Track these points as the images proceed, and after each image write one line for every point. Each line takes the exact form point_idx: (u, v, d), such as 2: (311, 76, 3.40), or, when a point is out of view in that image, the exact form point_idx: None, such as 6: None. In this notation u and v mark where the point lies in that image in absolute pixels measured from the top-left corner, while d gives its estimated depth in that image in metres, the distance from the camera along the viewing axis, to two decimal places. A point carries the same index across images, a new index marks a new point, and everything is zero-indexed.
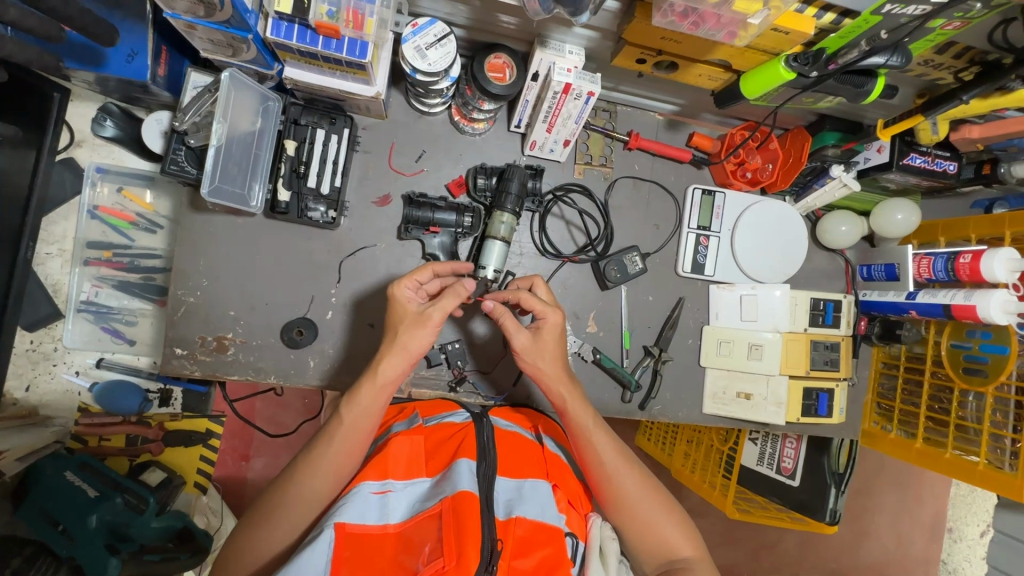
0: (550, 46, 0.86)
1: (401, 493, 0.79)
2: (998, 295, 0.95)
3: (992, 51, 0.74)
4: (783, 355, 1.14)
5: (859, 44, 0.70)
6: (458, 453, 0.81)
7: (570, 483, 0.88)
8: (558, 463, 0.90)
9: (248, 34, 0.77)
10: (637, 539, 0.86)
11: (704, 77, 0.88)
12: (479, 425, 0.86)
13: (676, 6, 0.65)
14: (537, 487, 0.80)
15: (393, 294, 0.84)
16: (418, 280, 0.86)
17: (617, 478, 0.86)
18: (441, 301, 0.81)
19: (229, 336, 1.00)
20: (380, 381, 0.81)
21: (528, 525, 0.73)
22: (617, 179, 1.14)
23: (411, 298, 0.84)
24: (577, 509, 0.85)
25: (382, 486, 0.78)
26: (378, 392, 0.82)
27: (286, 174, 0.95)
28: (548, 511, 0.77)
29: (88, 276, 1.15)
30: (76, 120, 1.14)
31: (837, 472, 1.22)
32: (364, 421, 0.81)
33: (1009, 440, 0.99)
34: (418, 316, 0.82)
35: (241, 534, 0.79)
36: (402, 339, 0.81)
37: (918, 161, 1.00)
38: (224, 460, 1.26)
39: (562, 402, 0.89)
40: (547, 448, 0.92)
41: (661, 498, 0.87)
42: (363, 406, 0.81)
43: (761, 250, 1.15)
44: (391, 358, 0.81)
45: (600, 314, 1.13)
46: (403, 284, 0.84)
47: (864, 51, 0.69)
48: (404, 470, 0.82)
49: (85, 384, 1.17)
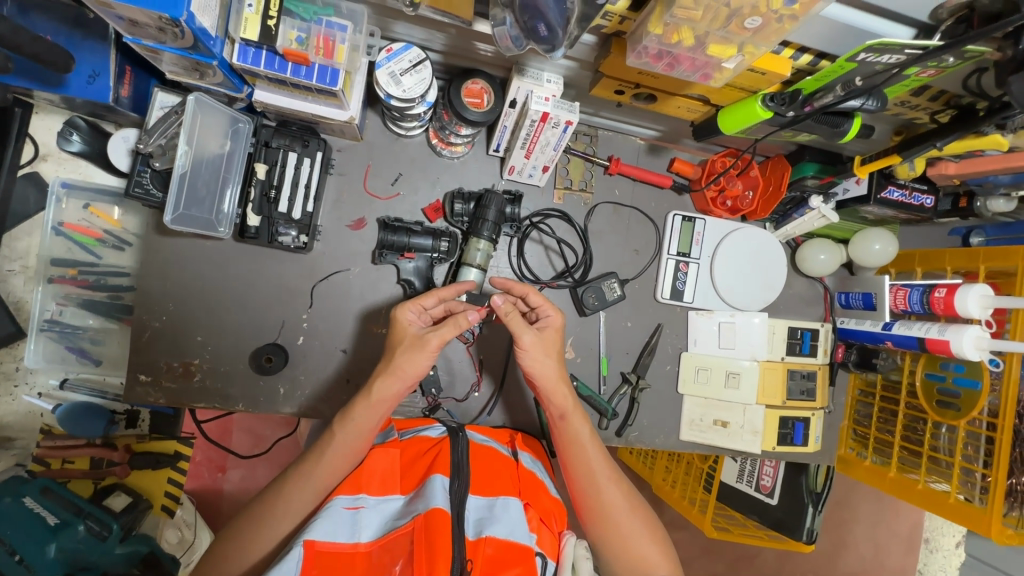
0: (527, 74, 0.85)
1: (375, 509, 0.77)
2: (972, 331, 0.95)
3: (966, 95, 0.74)
4: (761, 385, 1.14)
5: (834, 89, 0.68)
6: (432, 469, 0.80)
7: (543, 500, 0.85)
8: (532, 482, 0.87)
9: (213, 60, 0.74)
10: (616, 552, 0.85)
11: (682, 108, 0.87)
12: (455, 438, 0.84)
13: (650, 48, 0.63)
14: (508, 505, 0.79)
15: (396, 316, 0.84)
16: (422, 304, 0.86)
17: (604, 488, 0.86)
18: (441, 329, 0.81)
19: (196, 362, 0.97)
20: (374, 399, 0.82)
21: (498, 544, 0.72)
22: (597, 204, 1.13)
23: (413, 321, 0.85)
24: (551, 527, 0.83)
25: (355, 502, 0.77)
26: (374, 409, 0.82)
27: (255, 199, 0.92)
28: (519, 529, 0.75)
29: (53, 294, 1.10)
30: (40, 133, 1.09)
31: (814, 491, 1.23)
32: (359, 439, 0.82)
33: (980, 474, 0.99)
34: (418, 340, 0.82)
35: (220, 543, 0.79)
36: (399, 361, 0.81)
37: (895, 195, 1.00)
38: (200, 471, 1.29)
39: (562, 411, 0.88)
40: (521, 465, 0.90)
41: (643, 514, 0.87)
42: (356, 424, 0.81)
43: (741, 279, 1.15)
44: (388, 378, 0.82)
45: (578, 340, 1.12)
46: (408, 307, 0.84)
47: (839, 95, 0.68)
48: (378, 486, 0.80)
49: (47, 406, 1.14)
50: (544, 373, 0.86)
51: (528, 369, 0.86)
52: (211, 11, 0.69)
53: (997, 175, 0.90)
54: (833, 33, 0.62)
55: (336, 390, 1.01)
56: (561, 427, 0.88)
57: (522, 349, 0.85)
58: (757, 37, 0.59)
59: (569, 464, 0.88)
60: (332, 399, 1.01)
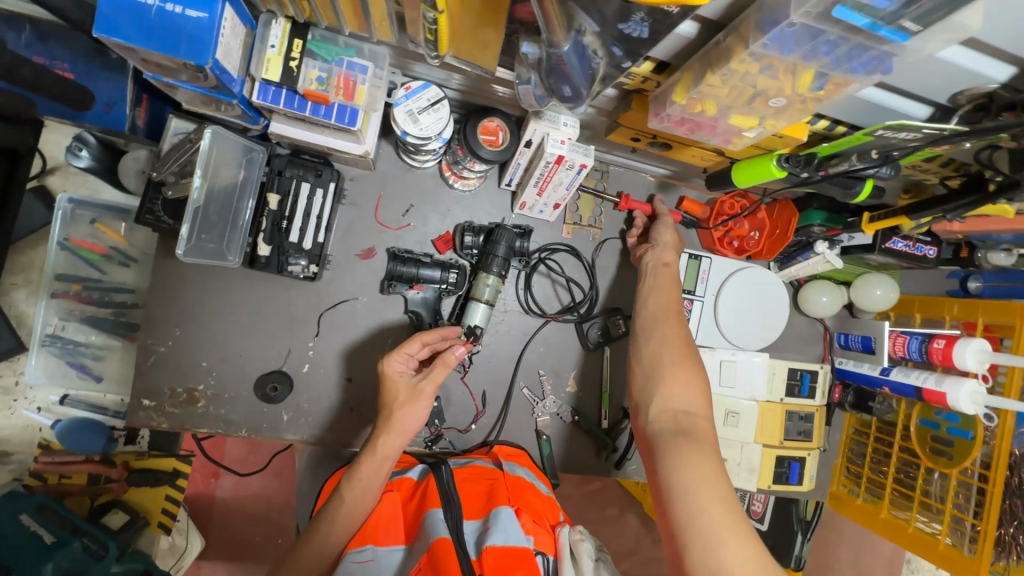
0: (544, 116, 0.84)
1: (384, 560, 0.76)
2: (969, 386, 0.97)
3: (975, 164, 0.75)
4: (758, 424, 1.15)
5: (849, 158, 0.69)
6: (425, 505, 0.81)
7: (531, 502, 0.85)
8: (519, 486, 0.87)
9: (233, 98, 0.74)
10: (654, 379, 0.83)
11: (697, 157, 0.88)
12: (438, 470, 0.86)
13: (672, 115, 0.64)
14: (500, 514, 0.78)
15: (384, 370, 0.87)
16: (408, 352, 0.88)
17: (669, 324, 0.88)
18: (432, 375, 0.86)
19: (200, 388, 0.97)
20: (379, 456, 0.84)
21: (498, 552, 0.71)
22: (605, 240, 1.13)
23: (402, 371, 0.88)
24: (544, 524, 0.82)
25: (363, 554, 0.76)
26: (379, 466, 0.84)
27: (267, 229, 0.92)
28: (515, 534, 0.74)
29: (55, 309, 1.09)
30: (49, 146, 1.09)
31: (804, 519, 1.31)
32: (366, 496, 0.82)
33: (969, 524, 1.01)
34: (413, 391, 0.86)
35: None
36: (398, 418, 0.85)
37: (900, 245, 1.01)
38: (194, 477, 1.25)
39: (660, 260, 0.99)
40: (508, 473, 0.90)
41: (691, 364, 0.83)
42: (364, 483, 0.82)
43: (744, 318, 1.16)
44: (390, 437, 0.84)
45: (580, 374, 1.12)
46: (393, 359, 0.87)
47: (854, 165, 0.69)
48: (387, 536, 0.79)
49: (46, 421, 1.15)
50: (662, 237, 1.02)
51: (659, 232, 1.03)
52: (235, 53, 0.69)
53: (999, 233, 0.92)
54: (855, 108, 0.63)
55: (339, 420, 1.01)
56: (660, 270, 0.97)
57: (662, 216, 1.06)
58: (780, 114, 0.60)
59: (647, 296, 0.94)
60: (334, 427, 1.01)
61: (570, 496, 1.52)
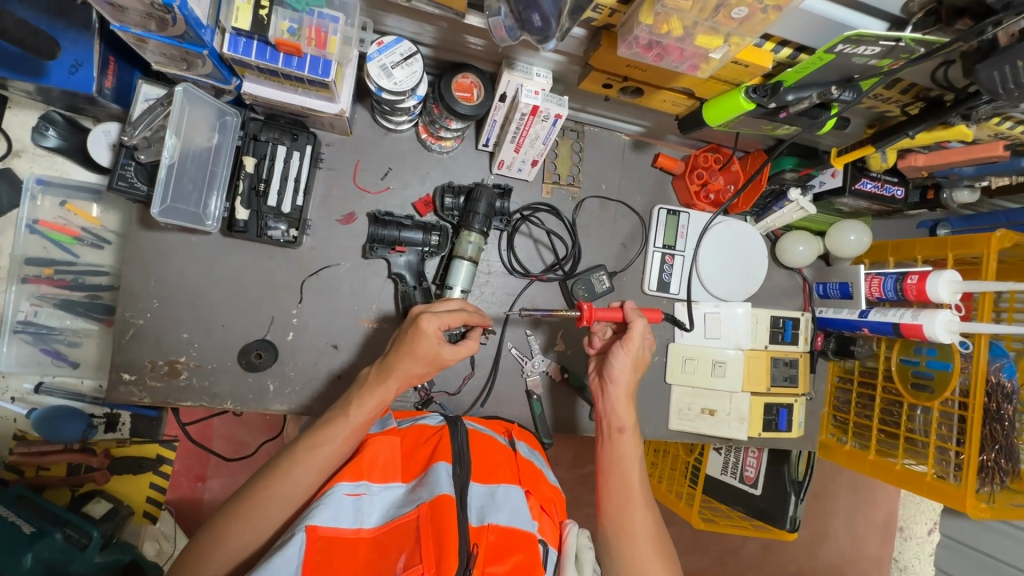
0: (517, 68, 0.86)
1: (377, 497, 0.76)
2: (942, 315, 0.99)
3: (934, 88, 0.78)
4: (745, 373, 1.17)
5: (809, 97, 0.74)
6: (435, 456, 0.79)
7: (542, 489, 0.85)
8: (531, 471, 0.87)
9: (203, 49, 0.75)
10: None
11: (668, 102, 0.90)
12: (455, 427, 0.84)
13: (640, 39, 0.66)
14: (510, 492, 0.78)
15: (422, 324, 0.82)
16: (449, 321, 0.84)
17: (638, 514, 0.85)
18: (463, 347, 0.84)
19: (182, 359, 0.95)
20: (385, 394, 0.82)
21: (500, 531, 0.70)
22: (584, 199, 1.15)
23: (437, 333, 0.82)
24: (550, 515, 0.82)
25: (357, 488, 0.75)
26: (379, 402, 0.82)
27: (244, 192, 0.91)
28: (521, 517, 0.74)
29: (27, 294, 1.07)
30: (14, 128, 1.05)
31: (797, 480, 1.25)
32: (366, 428, 0.81)
33: (953, 452, 1.04)
34: (433, 354, 0.82)
35: (203, 537, 0.74)
36: (414, 366, 0.83)
37: (868, 186, 1.04)
38: (178, 481, 1.23)
39: (618, 424, 0.92)
40: (519, 455, 0.89)
41: (661, 551, 0.83)
42: (366, 409, 0.81)
43: (724, 270, 1.17)
44: (392, 377, 0.83)
45: (568, 333, 1.13)
46: (432, 317, 0.82)
47: (814, 103, 0.74)
48: (379, 474, 0.79)
49: (22, 411, 1.10)
50: (622, 377, 0.93)
51: (614, 375, 0.93)
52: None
53: (961, 167, 0.96)
54: (814, 26, 0.66)
55: (327, 388, 1.00)
56: (615, 438, 0.91)
57: (624, 343, 0.92)
58: (743, 28, 0.62)
59: (606, 475, 0.89)
60: (321, 395, 1.00)
61: (563, 480, 1.51)
